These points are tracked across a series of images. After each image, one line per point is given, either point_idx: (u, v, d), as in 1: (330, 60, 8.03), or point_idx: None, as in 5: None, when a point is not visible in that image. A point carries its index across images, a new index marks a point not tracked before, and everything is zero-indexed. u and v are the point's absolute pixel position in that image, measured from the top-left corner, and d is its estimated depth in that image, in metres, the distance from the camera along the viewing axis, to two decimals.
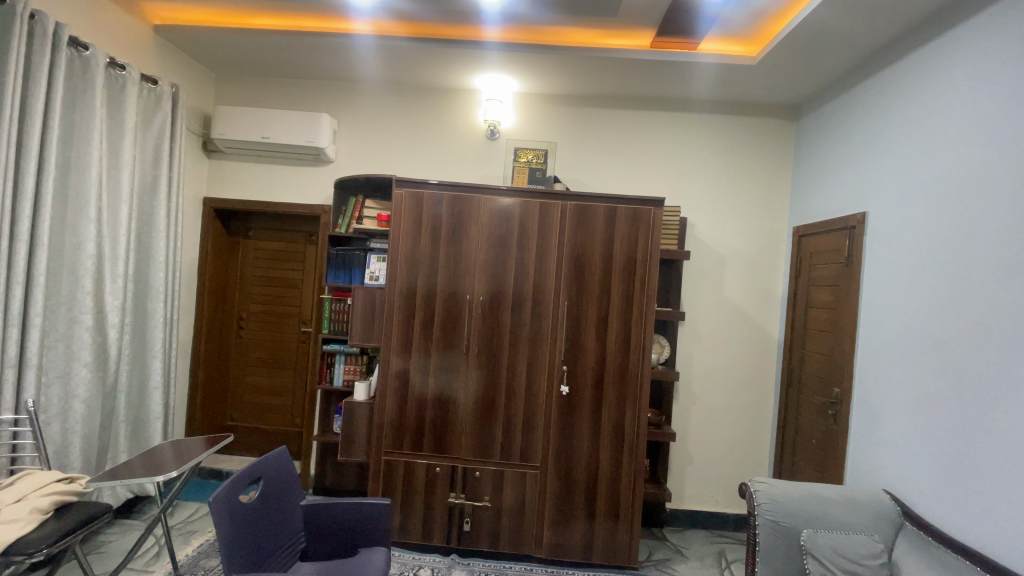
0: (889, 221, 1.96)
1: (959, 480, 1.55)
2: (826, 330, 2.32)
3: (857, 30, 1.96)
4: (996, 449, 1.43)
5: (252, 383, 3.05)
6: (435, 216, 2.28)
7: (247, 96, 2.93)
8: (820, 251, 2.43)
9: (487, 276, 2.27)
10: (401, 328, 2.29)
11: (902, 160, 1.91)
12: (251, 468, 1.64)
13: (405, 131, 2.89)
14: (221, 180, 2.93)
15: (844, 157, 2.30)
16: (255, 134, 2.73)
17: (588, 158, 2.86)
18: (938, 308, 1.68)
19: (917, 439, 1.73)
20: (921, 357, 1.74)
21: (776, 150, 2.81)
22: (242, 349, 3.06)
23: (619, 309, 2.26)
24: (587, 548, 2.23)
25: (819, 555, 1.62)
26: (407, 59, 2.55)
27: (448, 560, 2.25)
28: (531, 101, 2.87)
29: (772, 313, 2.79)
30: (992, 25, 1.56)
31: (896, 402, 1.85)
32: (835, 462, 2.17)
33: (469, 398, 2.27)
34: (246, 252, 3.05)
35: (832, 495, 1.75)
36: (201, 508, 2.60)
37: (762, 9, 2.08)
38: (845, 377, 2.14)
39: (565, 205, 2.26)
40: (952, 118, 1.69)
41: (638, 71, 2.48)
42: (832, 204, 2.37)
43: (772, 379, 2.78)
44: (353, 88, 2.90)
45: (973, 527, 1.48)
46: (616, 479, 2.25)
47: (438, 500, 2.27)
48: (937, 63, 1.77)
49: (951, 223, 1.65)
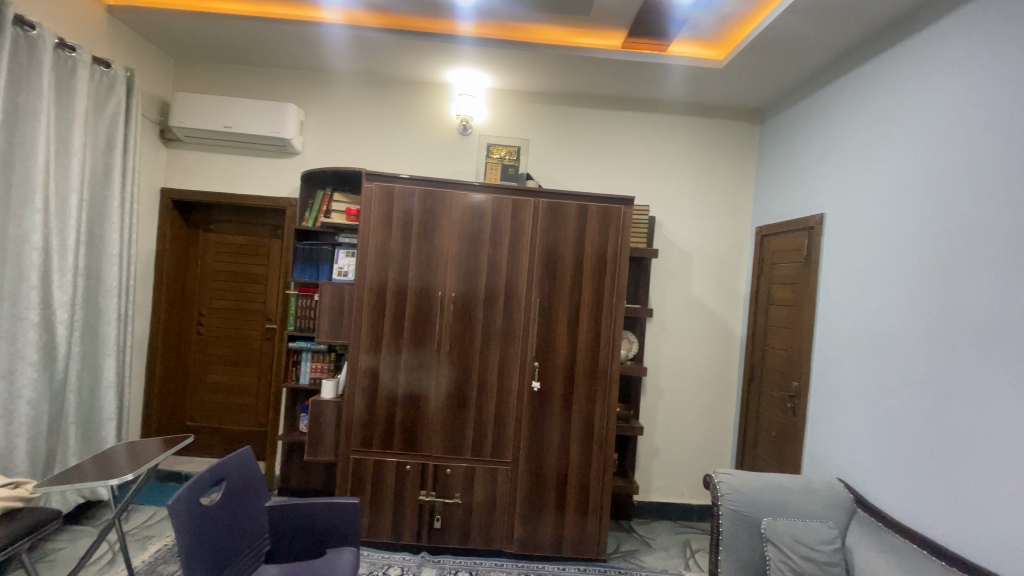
0: (845, 223, 2.06)
1: (907, 467, 1.64)
2: (787, 326, 2.42)
3: (819, 37, 2.04)
4: (942, 438, 1.52)
5: (213, 381, 2.95)
6: (407, 211, 2.25)
7: (207, 83, 2.82)
8: (782, 250, 2.53)
9: (459, 272, 2.26)
10: (371, 325, 2.25)
11: (862, 163, 2.00)
12: (212, 469, 1.59)
13: (376, 124, 2.84)
14: (180, 171, 2.80)
15: (806, 160, 2.39)
16: (216, 123, 2.62)
17: (560, 156, 2.87)
18: (892, 306, 1.77)
19: (871, 430, 1.82)
20: (874, 353, 1.84)
21: (740, 153, 2.89)
22: (203, 347, 2.95)
23: (589, 306, 2.29)
24: (557, 541, 2.26)
25: (778, 541, 1.69)
26: (379, 51, 2.49)
27: (418, 559, 2.24)
28: (504, 98, 2.86)
29: (736, 310, 2.88)
30: (943, 37, 1.65)
31: (851, 395, 1.94)
32: (793, 453, 2.27)
33: (440, 395, 2.26)
34: (206, 246, 2.94)
35: (789, 484, 1.83)
36: (159, 512, 2.50)
37: (729, 13, 2.13)
38: (803, 371, 2.24)
39: (538, 202, 2.27)
40: (908, 123, 1.78)
41: (612, 70, 2.50)
42: (793, 205, 2.46)
43: (734, 373, 2.88)
44: (322, 79, 2.83)
45: (920, 512, 1.58)
46: (585, 473, 2.28)
47: (408, 498, 2.24)
48: (896, 70, 1.86)
49: (904, 225, 1.75)
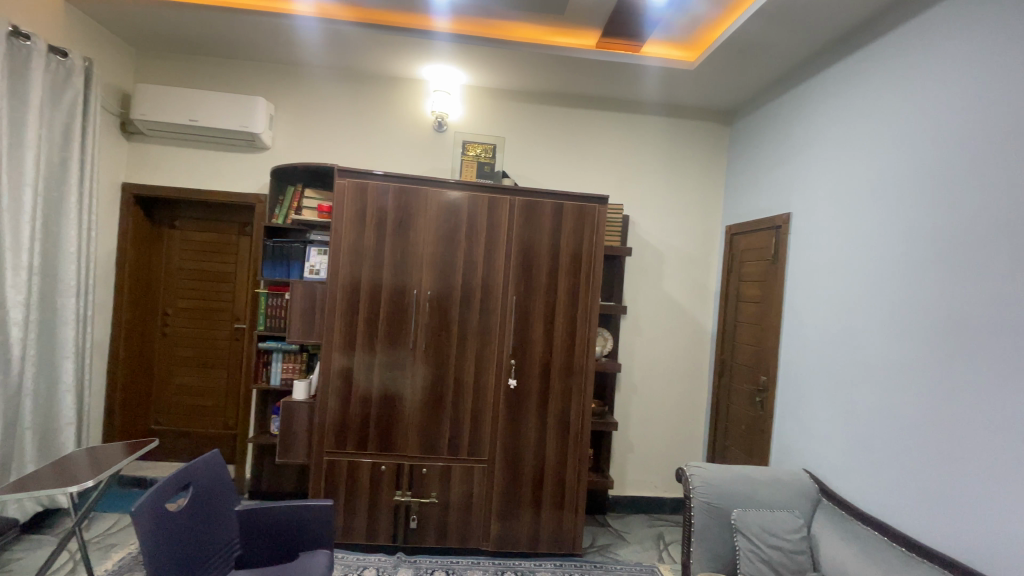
0: (810, 222, 2.14)
1: (869, 457, 1.71)
2: (755, 322, 2.49)
3: (785, 41, 2.10)
4: (900, 429, 1.59)
5: (179, 383, 2.86)
6: (381, 209, 2.21)
7: (172, 75, 2.72)
8: (750, 248, 2.60)
9: (435, 270, 2.24)
10: (344, 324, 2.21)
11: (826, 165, 2.07)
12: (179, 474, 1.54)
13: (349, 120, 2.79)
14: (143, 165, 2.70)
15: (774, 161, 2.47)
16: (181, 116, 2.53)
17: (535, 155, 2.88)
18: (855, 302, 1.84)
19: (835, 423, 1.89)
20: (838, 347, 1.91)
21: (712, 154, 2.96)
22: (168, 348, 2.85)
23: (565, 303, 2.31)
24: (534, 538, 2.27)
25: (747, 531, 1.75)
26: (352, 45, 2.45)
27: (394, 559, 2.21)
28: (479, 95, 2.85)
29: (706, 306, 2.94)
30: (902, 45, 1.73)
31: (816, 388, 2.01)
32: (761, 445, 2.34)
33: (416, 395, 2.24)
34: (171, 244, 2.84)
35: (757, 476, 1.89)
36: (123, 519, 2.41)
37: (700, 15, 2.17)
38: (771, 366, 2.31)
39: (514, 201, 2.27)
40: (870, 126, 1.84)
41: (587, 69, 2.51)
42: (761, 205, 2.53)
43: (705, 369, 2.95)
44: (294, 73, 2.76)
45: (879, 500, 1.65)
46: (561, 470, 2.30)
47: (383, 499, 2.22)
48: (859, 75, 1.93)
49: (867, 225, 1.81)
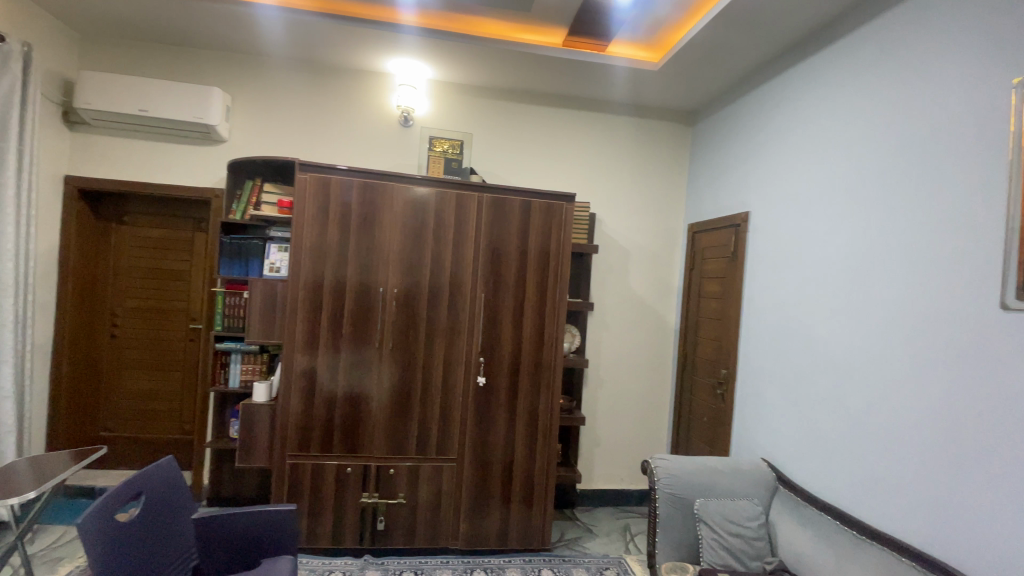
0: (768, 221, 2.22)
1: (822, 446, 1.80)
2: (716, 317, 2.57)
3: (745, 44, 2.18)
4: (852, 418, 1.68)
5: (131, 387, 2.72)
6: (345, 204, 2.16)
7: (120, 62, 2.57)
8: (711, 246, 2.67)
9: (401, 268, 2.21)
10: (307, 323, 2.15)
11: (784, 166, 2.15)
12: (130, 482, 1.46)
13: (311, 113, 2.71)
14: (88, 157, 2.54)
15: (734, 161, 2.55)
16: (130, 106, 2.40)
17: (503, 152, 2.88)
18: (811, 297, 1.92)
19: (791, 413, 1.97)
20: (795, 341, 1.99)
21: (675, 153, 3.03)
22: (118, 350, 2.71)
23: (533, 300, 2.32)
24: (503, 534, 2.28)
25: (709, 520, 1.81)
26: (315, 36, 2.38)
27: (361, 562, 2.18)
28: (446, 91, 2.82)
29: (670, 302, 3.02)
30: (853, 52, 1.82)
31: (774, 380, 2.10)
32: (722, 436, 2.42)
33: (382, 395, 2.20)
34: (120, 241, 2.70)
35: (719, 466, 1.95)
36: (70, 531, 2.27)
37: (663, 17, 2.21)
38: (730, 359, 2.39)
39: (482, 197, 2.26)
40: (825, 129, 1.93)
41: (555, 67, 2.52)
42: (722, 203, 2.61)
43: (668, 363, 3.02)
44: (253, 63, 2.66)
45: (833, 486, 1.73)
46: (530, 466, 2.31)
47: (349, 501, 2.17)
48: (814, 80, 2.02)
49: (822, 223, 1.90)
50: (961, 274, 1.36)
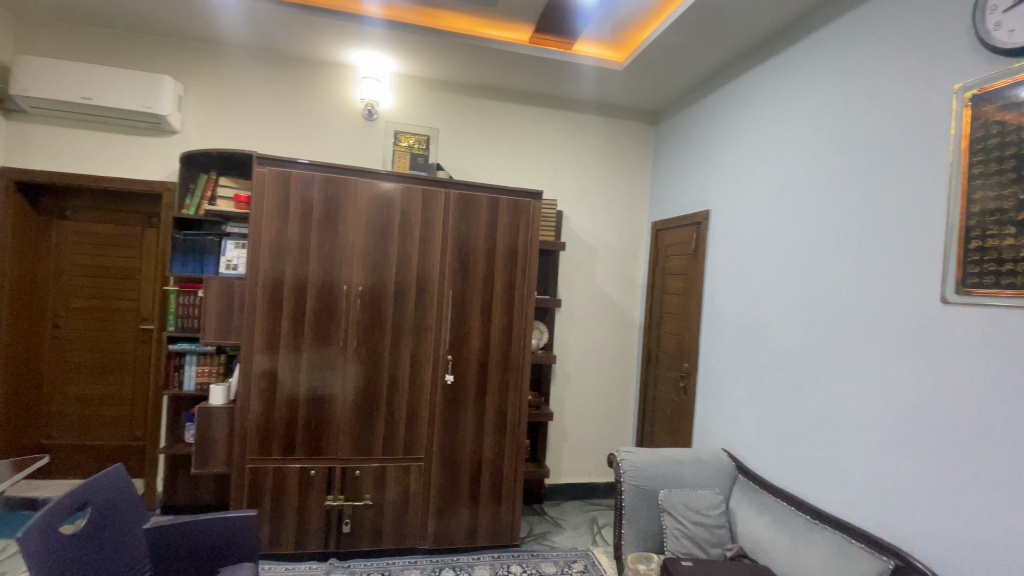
0: (727, 219, 2.29)
1: (778, 434, 1.88)
2: (678, 312, 2.64)
3: (706, 47, 2.24)
4: (805, 407, 1.76)
5: (76, 392, 2.57)
6: (306, 200, 2.10)
7: (60, 46, 2.41)
8: (674, 243, 2.74)
9: (366, 265, 2.16)
10: (267, 323, 2.08)
11: (742, 166, 2.23)
12: (74, 492, 1.37)
13: (270, 104, 2.62)
14: (25, 148, 2.38)
15: (695, 160, 2.62)
16: (72, 94, 2.25)
17: (471, 148, 2.86)
18: (768, 293, 2.00)
19: (749, 405, 2.05)
20: (752, 334, 2.07)
21: (639, 152, 3.09)
22: (62, 353, 2.55)
23: (501, 297, 2.32)
24: (472, 531, 2.28)
25: (673, 511, 1.86)
26: (274, 25, 2.30)
27: (326, 566, 2.13)
28: (411, 85, 2.77)
29: (634, 298, 3.08)
30: (807, 58, 1.90)
31: (732, 373, 2.17)
32: (684, 428, 2.49)
33: (347, 395, 2.16)
34: (62, 237, 2.53)
35: (682, 458, 2.01)
36: (10, 545, 2.10)
37: (627, 16, 2.24)
38: (692, 353, 2.47)
39: (449, 193, 2.24)
40: (780, 132, 2.01)
41: (521, 64, 2.52)
42: (684, 202, 2.68)
43: (633, 358, 3.09)
44: (207, 51, 2.55)
45: (787, 473, 1.81)
46: (498, 463, 2.32)
47: (313, 504, 2.12)
48: (770, 84, 2.10)
49: (778, 221, 1.98)
50: (904, 269, 1.44)
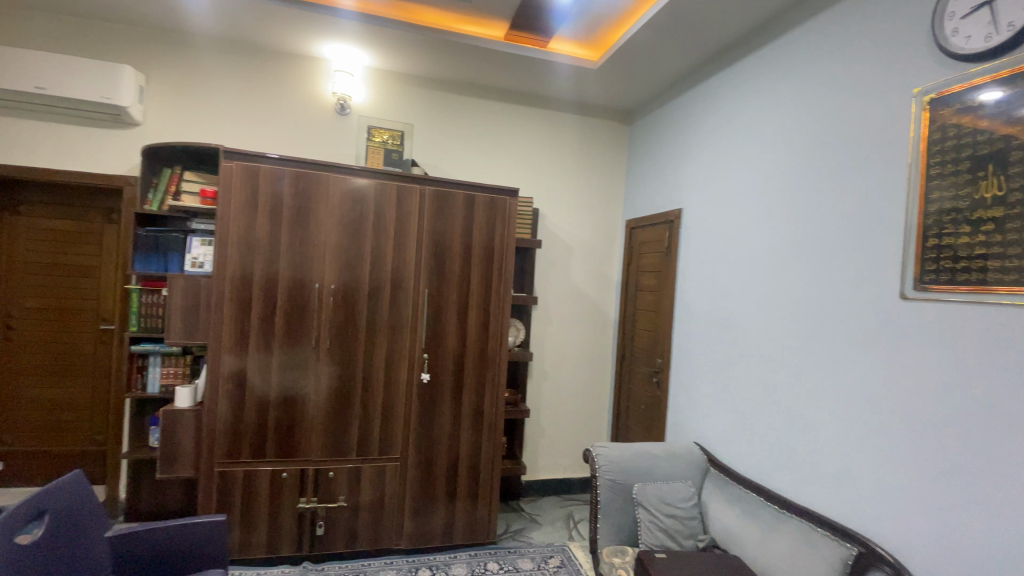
0: (698, 217, 2.34)
1: (747, 427, 1.93)
2: (652, 309, 2.68)
3: (678, 48, 2.28)
4: (773, 401, 1.81)
5: (30, 396, 2.44)
6: (276, 196, 2.05)
7: (9, 31, 2.28)
8: (647, 241, 2.79)
9: (339, 263, 2.13)
10: (235, 322, 2.03)
11: (712, 166, 2.27)
12: (32, 499, 1.31)
13: (237, 96, 2.54)
14: None
15: (668, 160, 2.66)
16: (24, 83, 2.14)
17: (446, 145, 2.84)
18: (736, 289, 2.05)
19: (719, 399, 2.10)
20: (722, 330, 2.12)
21: (614, 151, 3.12)
22: (14, 355, 2.43)
23: (477, 295, 2.31)
24: (448, 530, 2.27)
25: (647, 504, 1.89)
26: (241, 15, 2.23)
27: (300, 569, 2.08)
28: (384, 80, 2.73)
29: (609, 295, 3.11)
30: (774, 61, 1.95)
31: (703, 368, 2.22)
32: (658, 423, 2.54)
33: (320, 395, 2.12)
34: (13, 233, 2.41)
35: (656, 451, 2.04)
36: None
37: (602, 16, 2.26)
38: (665, 349, 2.51)
39: (424, 190, 2.22)
40: (749, 133, 2.06)
41: (496, 61, 2.52)
42: (657, 200, 2.73)
43: (609, 354, 3.12)
44: (169, 40, 2.45)
45: (756, 465, 1.87)
46: (475, 460, 2.31)
47: (285, 507, 2.08)
48: (739, 86, 2.15)
49: (746, 220, 2.03)
50: (865, 267, 1.50)
